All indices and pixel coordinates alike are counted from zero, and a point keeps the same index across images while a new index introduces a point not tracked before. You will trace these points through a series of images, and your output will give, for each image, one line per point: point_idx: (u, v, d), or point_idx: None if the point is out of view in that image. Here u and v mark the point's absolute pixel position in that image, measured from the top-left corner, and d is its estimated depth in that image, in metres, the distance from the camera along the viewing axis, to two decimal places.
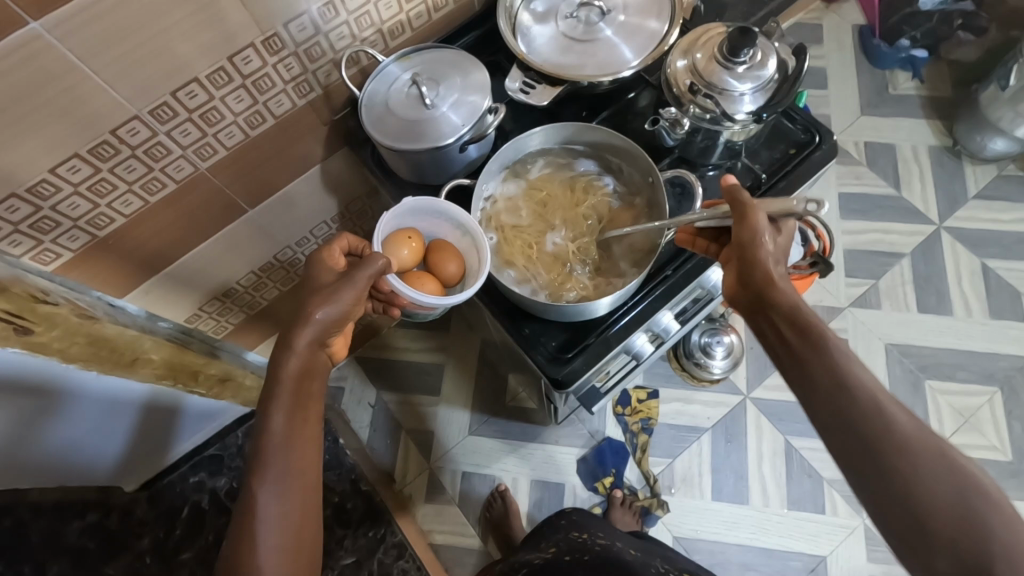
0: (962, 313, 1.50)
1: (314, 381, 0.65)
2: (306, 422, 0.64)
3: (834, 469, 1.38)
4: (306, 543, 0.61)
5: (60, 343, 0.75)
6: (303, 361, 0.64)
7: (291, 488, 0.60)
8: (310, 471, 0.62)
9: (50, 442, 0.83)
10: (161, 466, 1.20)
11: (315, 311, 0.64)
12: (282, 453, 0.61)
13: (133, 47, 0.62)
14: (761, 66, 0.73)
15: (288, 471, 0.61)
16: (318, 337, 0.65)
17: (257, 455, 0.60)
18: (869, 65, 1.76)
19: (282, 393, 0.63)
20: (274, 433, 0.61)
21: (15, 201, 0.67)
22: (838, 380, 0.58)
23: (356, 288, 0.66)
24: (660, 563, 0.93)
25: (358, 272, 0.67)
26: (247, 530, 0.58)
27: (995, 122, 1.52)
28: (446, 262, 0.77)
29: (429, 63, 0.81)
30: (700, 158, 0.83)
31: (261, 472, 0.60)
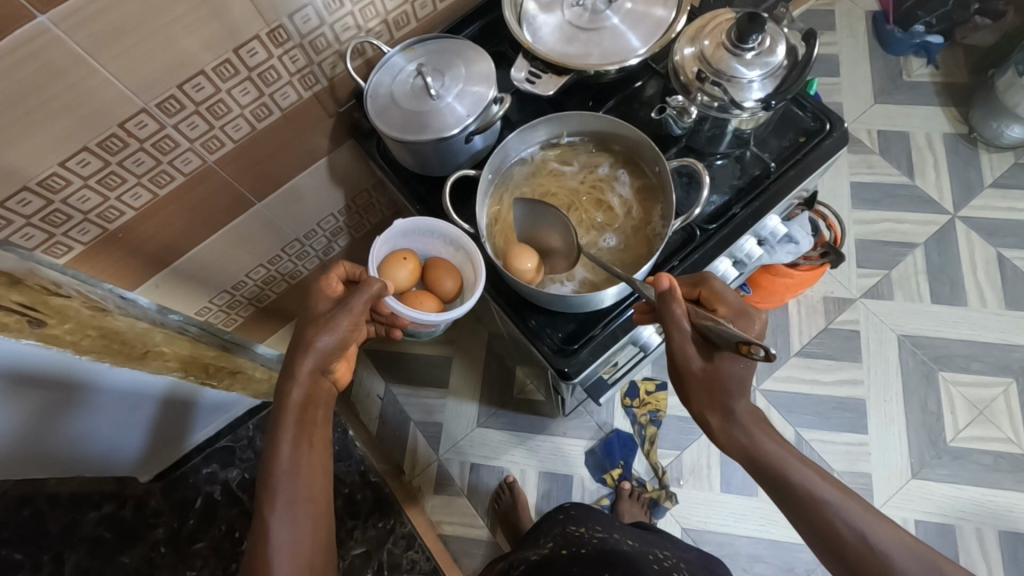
0: (976, 303, 1.48)
1: (318, 407, 0.65)
2: (313, 446, 0.63)
3: (845, 462, 1.37)
4: (320, 567, 0.59)
5: (72, 336, 0.75)
6: (305, 390, 0.64)
7: (301, 516, 0.60)
8: (320, 496, 0.62)
9: (71, 433, 0.86)
10: (177, 456, 1.22)
11: (315, 339, 0.64)
12: (290, 482, 0.60)
13: (136, 42, 0.63)
14: (770, 52, 0.71)
15: (296, 499, 0.60)
16: (318, 364, 0.65)
17: (264, 484, 0.60)
18: (882, 51, 1.73)
19: (285, 421, 0.62)
20: (279, 461, 0.61)
21: (27, 194, 0.68)
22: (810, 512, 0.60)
23: (352, 315, 0.65)
24: (657, 551, 0.94)
25: (352, 298, 0.65)
26: (260, 560, 0.57)
27: (1012, 108, 1.49)
28: (442, 277, 0.81)
29: (434, 54, 0.80)
30: (707, 147, 0.82)
31: (269, 500, 0.59)
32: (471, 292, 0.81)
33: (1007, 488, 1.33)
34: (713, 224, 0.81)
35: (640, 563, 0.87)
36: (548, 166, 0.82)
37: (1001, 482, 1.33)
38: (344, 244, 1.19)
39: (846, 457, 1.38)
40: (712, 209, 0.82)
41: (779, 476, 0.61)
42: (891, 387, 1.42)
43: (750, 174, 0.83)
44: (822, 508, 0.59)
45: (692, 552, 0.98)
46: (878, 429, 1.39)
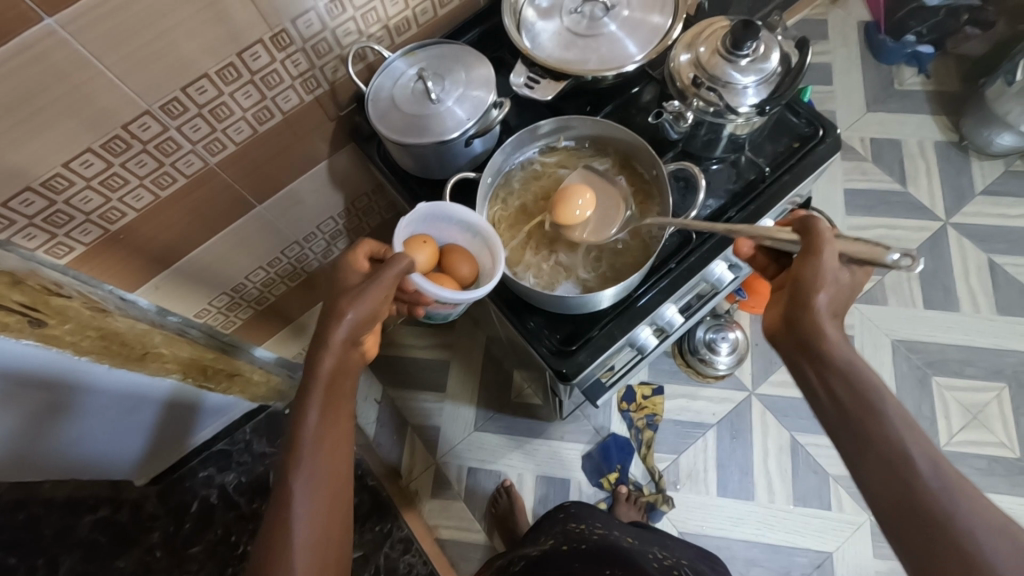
0: (968, 309, 1.49)
1: (345, 380, 0.65)
2: (339, 416, 0.64)
3: (840, 466, 1.38)
4: (334, 535, 0.61)
5: (72, 336, 0.77)
6: (337, 360, 0.63)
7: (322, 483, 0.61)
8: (341, 466, 0.63)
9: (67, 431, 0.88)
10: (174, 459, 1.22)
11: (347, 310, 0.63)
12: (313, 449, 0.61)
13: (140, 45, 0.64)
14: (764, 59, 0.73)
15: (319, 466, 0.61)
16: (351, 335, 0.64)
17: (291, 448, 0.61)
18: (875, 60, 1.76)
19: (315, 390, 0.62)
20: (306, 429, 0.61)
21: (30, 195, 0.68)
22: (879, 443, 0.56)
23: (384, 289, 0.64)
24: (656, 550, 0.96)
25: (385, 271, 0.65)
26: (281, 522, 0.58)
27: (1002, 117, 1.51)
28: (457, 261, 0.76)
29: (434, 58, 0.81)
30: (704, 152, 0.83)
31: (295, 465, 0.60)
32: (489, 278, 0.77)
33: (1001, 492, 1.34)
34: (709, 227, 0.82)
35: (639, 559, 0.88)
36: (548, 170, 0.83)
37: (993, 485, 1.34)
38: (344, 246, 1.19)
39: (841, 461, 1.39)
40: (708, 213, 0.83)
41: (869, 404, 0.58)
42: None
43: (746, 179, 0.84)
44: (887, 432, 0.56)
45: (689, 549, 1.01)
46: None
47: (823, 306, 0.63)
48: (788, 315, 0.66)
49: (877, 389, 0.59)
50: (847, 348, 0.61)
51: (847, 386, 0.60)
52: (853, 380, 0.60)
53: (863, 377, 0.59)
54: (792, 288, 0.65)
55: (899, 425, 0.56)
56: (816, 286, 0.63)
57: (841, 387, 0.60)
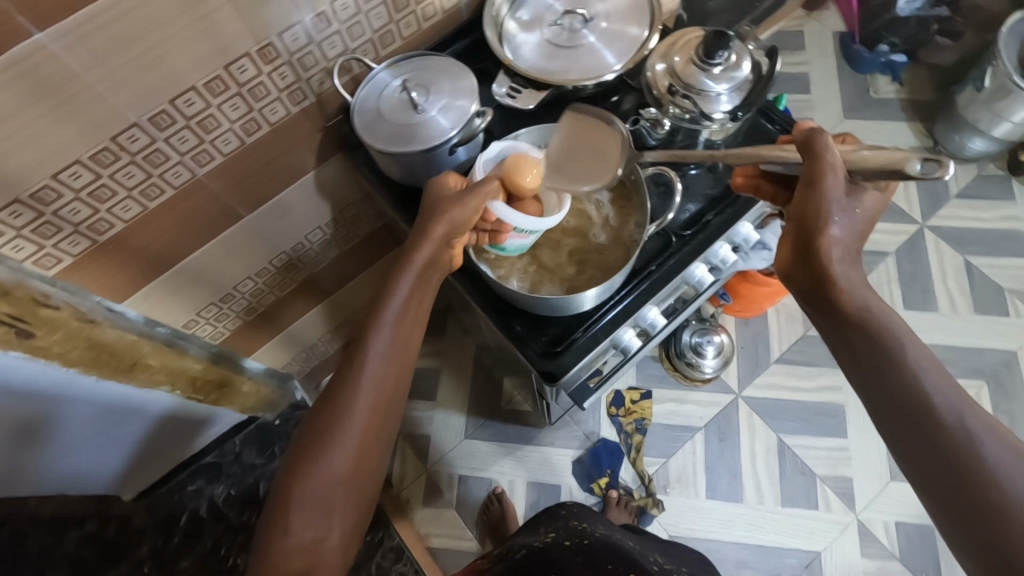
0: (947, 309, 1.53)
1: (432, 277, 0.69)
2: (418, 306, 0.69)
3: (825, 466, 1.40)
4: (388, 410, 0.66)
5: (60, 348, 0.81)
6: (432, 254, 0.68)
7: (393, 360, 0.66)
8: (408, 353, 0.68)
9: (54, 439, 0.91)
10: (160, 474, 1.22)
11: (450, 210, 0.67)
12: (393, 326, 0.66)
13: (129, 60, 0.65)
14: (736, 67, 0.75)
15: (394, 342, 0.66)
16: (445, 237, 0.68)
17: (373, 315, 0.66)
18: (850, 69, 1.81)
19: (407, 274, 0.67)
20: (390, 305, 0.67)
21: (19, 206, 0.68)
22: (908, 394, 0.57)
23: (480, 202, 0.68)
24: (658, 556, 0.96)
25: (480, 185, 0.68)
26: (348, 377, 0.64)
27: (973, 123, 1.56)
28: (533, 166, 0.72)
29: (418, 70, 0.83)
30: (682, 158, 0.86)
31: (374, 332, 0.66)
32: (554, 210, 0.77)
33: None
34: (689, 231, 0.84)
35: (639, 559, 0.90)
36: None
37: None
38: (333, 256, 1.20)
39: (828, 462, 1.41)
40: (687, 217, 0.86)
41: (896, 356, 0.59)
42: None
43: (723, 183, 0.86)
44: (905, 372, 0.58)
45: (684, 553, 1.03)
46: (858, 434, 1.43)
47: (837, 251, 0.62)
48: (799, 248, 0.64)
49: (911, 340, 0.59)
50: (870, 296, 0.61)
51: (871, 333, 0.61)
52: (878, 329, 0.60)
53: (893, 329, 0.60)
54: (798, 220, 0.63)
55: (928, 373, 0.57)
56: (822, 218, 0.60)
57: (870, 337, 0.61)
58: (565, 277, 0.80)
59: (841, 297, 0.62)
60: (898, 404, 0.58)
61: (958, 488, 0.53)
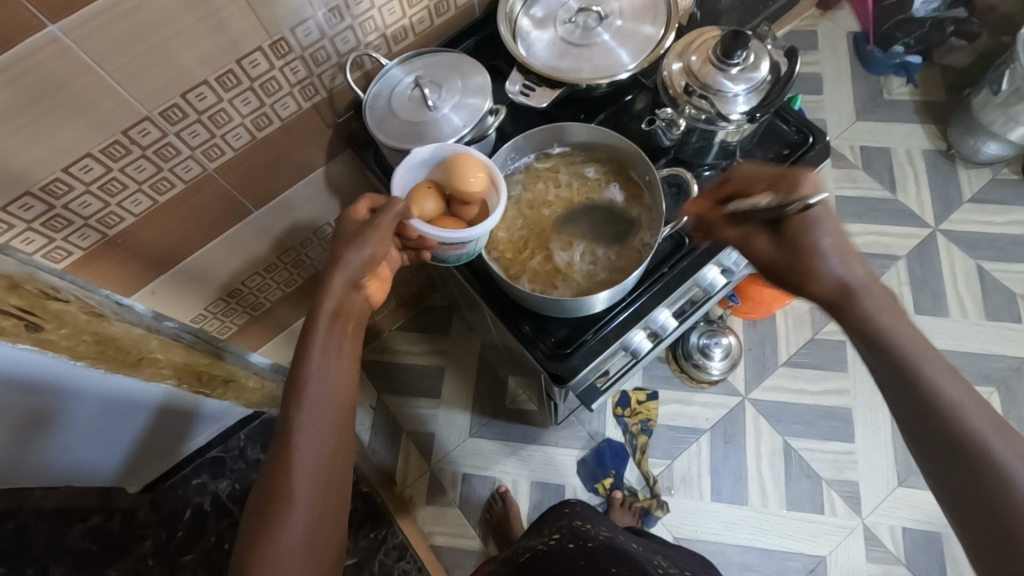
0: (957, 314, 1.51)
1: (348, 321, 0.68)
2: (343, 353, 0.66)
3: (832, 470, 1.39)
4: (335, 465, 0.63)
5: (69, 342, 0.78)
6: (338, 300, 0.67)
7: (326, 415, 0.63)
8: (344, 403, 0.65)
9: (50, 443, 0.88)
10: (171, 461, 1.23)
11: (345, 255, 0.67)
12: (318, 384, 0.63)
13: (141, 53, 0.64)
14: (754, 68, 0.74)
15: (323, 398, 0.63)
16: (348, 278, 0.67)
17: (294, 381, 0.63)
18: (863, 70, 1.79)
19: (318, 327, 0.65)
20: (309, 363, 0.64)
21: (29, 199, 0.68)
22: (928, 409, 0.56)
23: (380, 233, 0.68)
24: (660, 558, 0.95)
25: (380, 218, 0.68)
26: (284, 447, 0.61)
27: (987, 126, 1.54)
28: (473, 171, 0.73)
29: (430, 66, 0.83)
30: (696, 159, 0.84)
31: (300, 397, 0.62)
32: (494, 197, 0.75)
33: None
34: None
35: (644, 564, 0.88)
36: (547, 177, 0.84)
37: None
38: (339, 252, 1.19)
39: (834, 466, 1.40)
40: None
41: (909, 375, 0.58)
42: (877, 397, 1.45)
43: None
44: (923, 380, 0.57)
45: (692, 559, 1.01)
46: (865, 438, 1.42)
47: (829, 270, 0.63)
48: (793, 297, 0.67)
49: (923, 354, 0.58)
50: (875, 308, 0.61)
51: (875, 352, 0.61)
52: (888, 347, 0.60)
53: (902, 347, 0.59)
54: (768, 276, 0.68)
55: (953, 394, 0.56)
56: (809, 267, 0.64)
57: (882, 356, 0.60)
58: (576, 278, 0.79)
59: (846, 316, 0.63)
60: (916, 423, 0.57)
61: (990, 506, 0.51)
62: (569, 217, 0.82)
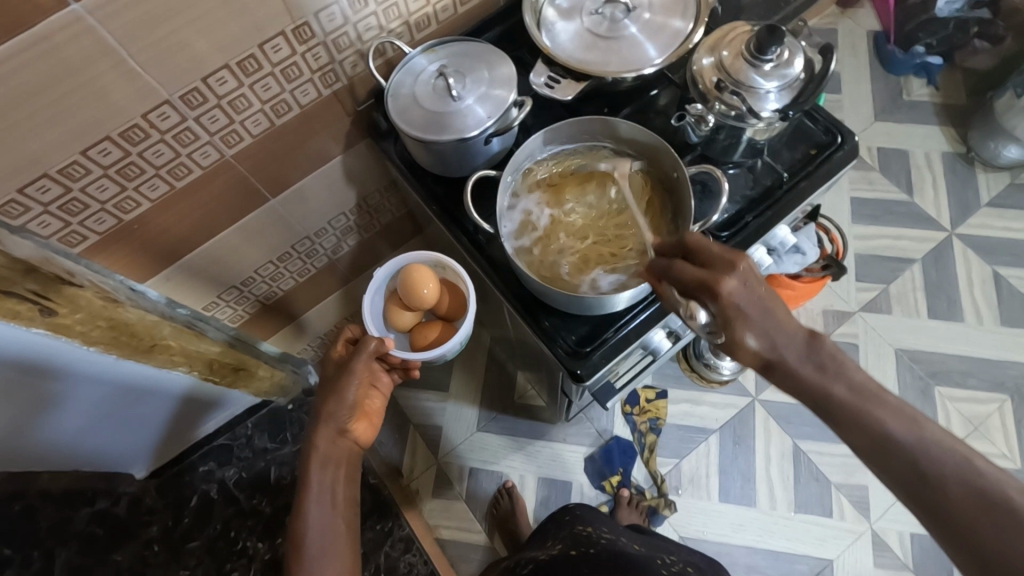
0: (972, 320, 1.50)
1: (339, 467, 0.70)
2: (338, 500, 0.68)
3: (841, 474, 1.38)
4: None
5: (82, 326, 0.74)
6: (327, 448, 0.69)
7: (328, 567, 0.63)
8: (345, 550, 0.66)
9: (47, 434, 0.84)
10: (184, 445, 1.23)
11: (327, 408, 0.71)
12: (318, 538, 0.64)
13: (165, 34, 0.63)
14: (788, 65, 0.72)
15: (323, 553, 0.64)
16: (332, 426, 0.70)
17: (294, 539, 0.64)
18: (883, 70, 1.76)
19: (311, 482, 0.67)
20: (306, 520, 0.65)
21: (47, 181, 0.67)
22: (882, 454, 0.54)
23: (358, 376, 0.72)
24: (665, 555, 0.95)
25: (353, 361, 0.72)
26: None
27: (1009, 130, 1.52)
28: (425, 281, 0.81)
29: (455, 56, 0.81)
30: (722, 156, 0.83)
31: (300, 561, 0.63)
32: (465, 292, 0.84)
33: None
34: (727, 232, 0.82)
35: (647, 564, 0.89)
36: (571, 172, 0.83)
37: None
38: (353, 243, 1.18)
39: (844, 470, 1.39)
40: (726, 217, 0.83)
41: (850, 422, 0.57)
42: None
43: (763, 185, 0.84)
44: (864, 424, 0.56)
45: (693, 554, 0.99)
46: None
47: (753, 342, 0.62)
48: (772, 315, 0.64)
49: (868, 392, 0.57)
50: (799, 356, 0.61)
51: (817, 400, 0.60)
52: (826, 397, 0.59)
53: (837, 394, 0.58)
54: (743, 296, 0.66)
55: (897, 434, 0.54)
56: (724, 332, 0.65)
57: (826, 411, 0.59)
58: (600, 274, 0.77)
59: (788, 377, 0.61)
60: (885, 470, 0.54)
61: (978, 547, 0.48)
62: (589, 215, 0.81)
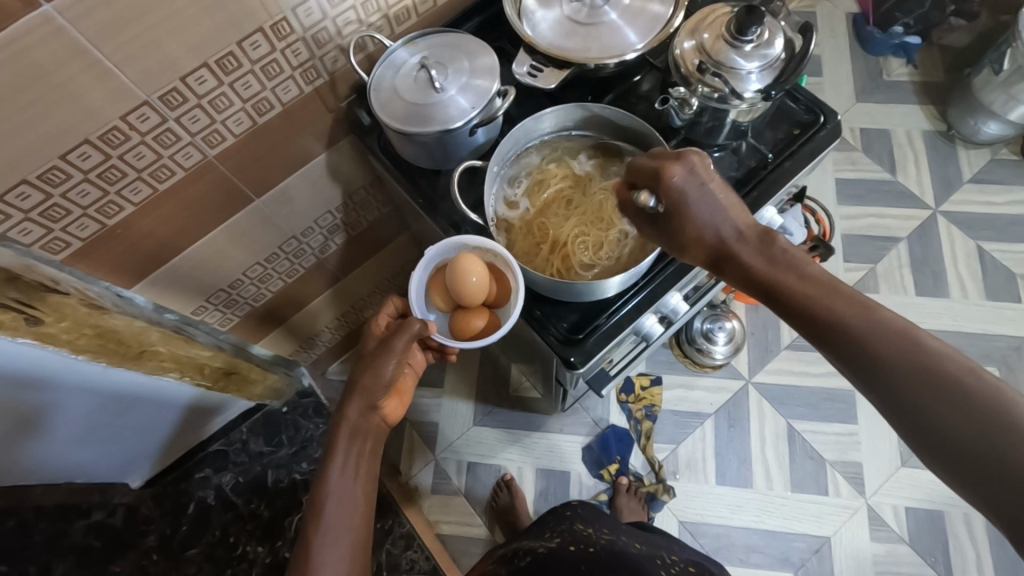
0: (958, 295, 1.52)
1: (365, 442, 0.69)
2: (359, 477, 0.67)
3: (835, 451, 1.40)
4: None
5: (68, 334, 0.75)
6: (355, 422, 0.69)
7: (342, 542, 0.63)
8: (360, 527, 0.65)
9: (34, 452, 0.84)
10: (200, 438, 1.22)
11: (363, 381, 0.71)
12: (336, 511, 0.64)
13: (139, 33, 0.62)
14: (768, 45, 0.73)
15: (341, 527, 0.63)
16: (366, 399, 0.70)
17: (312, 507, 0.64)
18: (863, 51, 1.77)
19: (336, 454, 0.67)
20: (327, 489, 0.65)
21: (26, 187, 0.66)
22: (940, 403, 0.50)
23: (397, 355, 0.72)
24: (664, 554, 0.96)
25: (394, 339, 0.72)
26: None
27: (988, 106, 1.53)
28: (470, 270, 0.76)
29: (436, 47, 0.81)
30: (706, 139, 0.83)
31: (317, 529, 0.63)
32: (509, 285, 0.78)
33: None
34: None
35: (647, 565, 0.89)
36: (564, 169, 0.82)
37: None
38: (340, 241, 1.18)
39: (838, 448, 1.41)
40: None
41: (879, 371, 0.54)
42: None
43: (748, 165, 0.84)
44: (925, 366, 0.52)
45: (696, 554, 1.01)
46: (867, 420, 1.42)
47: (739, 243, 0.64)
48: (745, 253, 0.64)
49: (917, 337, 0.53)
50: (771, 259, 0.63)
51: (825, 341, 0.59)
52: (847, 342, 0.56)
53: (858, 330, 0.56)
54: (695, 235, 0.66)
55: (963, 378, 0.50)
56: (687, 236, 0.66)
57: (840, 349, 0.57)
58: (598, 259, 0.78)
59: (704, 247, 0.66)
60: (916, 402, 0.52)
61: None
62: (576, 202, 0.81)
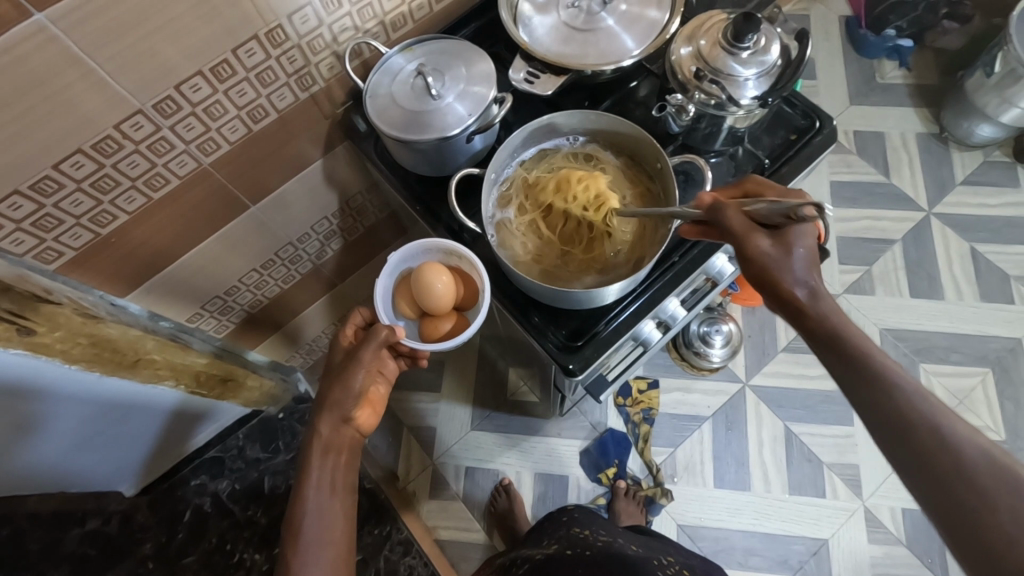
0: (953, 297, 1.52)
1: (340, 454, 0.70)
2: (336, 490, 0.68)
3: (832, 453, 1.40)
4: None
5: (63, 344, 0.75)
6: (326, 435, 0.70)
7: (322, 555, 0.63)
8: (340, 539, 0.65)
9: (21, 461, 0.82)
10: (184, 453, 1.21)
11: (330, 396, 0.71)
12: (313, 527, 0.64)
13: (133, 41, 0.62)
14: (765, 52, 0.73)
15: (319, 542, 0.64)
16: (337, 413, 0.70)
17: (289, 524, 0.65)
18: (856, 54, 1.78)
19: (311, 471, 0.67)
20: (304, 504, 0.65)
21: (18, 198, 0.65)
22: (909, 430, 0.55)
23: (366, 367, 0.72)
24: (660, 556, 0.95)
25: (362, 350, 0.72)
26: None
27: (981, 108, 1.54)
28: (435, 276, 0.79)
29: (432, 54, 0.80)
30: (704, 145, 0.84)
31: (296, 548, 0.63)
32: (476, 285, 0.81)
33: None
34: None
35: (644, 563, 0.88)
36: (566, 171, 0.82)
37: None
38: (337, 247, 1.17)
39: (834, 450, 1.41)
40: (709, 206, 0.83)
41: (946, 472, 0.53)
42: None
43: (745, 171, 0.84)
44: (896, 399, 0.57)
45: (694, 557, 1.01)
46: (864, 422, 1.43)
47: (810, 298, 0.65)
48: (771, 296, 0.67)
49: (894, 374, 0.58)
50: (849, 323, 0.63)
51: (878, 418, 0.58)
52: (907, 422, 0.56)
53: (925, 415, 0.55)
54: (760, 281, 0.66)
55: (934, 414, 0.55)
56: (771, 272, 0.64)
57: (891, 431, 0.57)
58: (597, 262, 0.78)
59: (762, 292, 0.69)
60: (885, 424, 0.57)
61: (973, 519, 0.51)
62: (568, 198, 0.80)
